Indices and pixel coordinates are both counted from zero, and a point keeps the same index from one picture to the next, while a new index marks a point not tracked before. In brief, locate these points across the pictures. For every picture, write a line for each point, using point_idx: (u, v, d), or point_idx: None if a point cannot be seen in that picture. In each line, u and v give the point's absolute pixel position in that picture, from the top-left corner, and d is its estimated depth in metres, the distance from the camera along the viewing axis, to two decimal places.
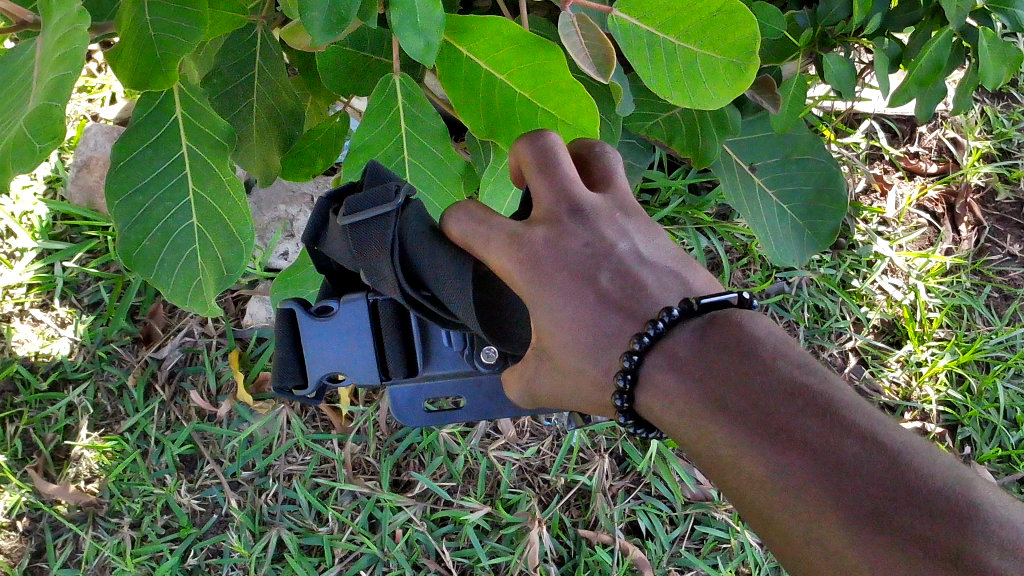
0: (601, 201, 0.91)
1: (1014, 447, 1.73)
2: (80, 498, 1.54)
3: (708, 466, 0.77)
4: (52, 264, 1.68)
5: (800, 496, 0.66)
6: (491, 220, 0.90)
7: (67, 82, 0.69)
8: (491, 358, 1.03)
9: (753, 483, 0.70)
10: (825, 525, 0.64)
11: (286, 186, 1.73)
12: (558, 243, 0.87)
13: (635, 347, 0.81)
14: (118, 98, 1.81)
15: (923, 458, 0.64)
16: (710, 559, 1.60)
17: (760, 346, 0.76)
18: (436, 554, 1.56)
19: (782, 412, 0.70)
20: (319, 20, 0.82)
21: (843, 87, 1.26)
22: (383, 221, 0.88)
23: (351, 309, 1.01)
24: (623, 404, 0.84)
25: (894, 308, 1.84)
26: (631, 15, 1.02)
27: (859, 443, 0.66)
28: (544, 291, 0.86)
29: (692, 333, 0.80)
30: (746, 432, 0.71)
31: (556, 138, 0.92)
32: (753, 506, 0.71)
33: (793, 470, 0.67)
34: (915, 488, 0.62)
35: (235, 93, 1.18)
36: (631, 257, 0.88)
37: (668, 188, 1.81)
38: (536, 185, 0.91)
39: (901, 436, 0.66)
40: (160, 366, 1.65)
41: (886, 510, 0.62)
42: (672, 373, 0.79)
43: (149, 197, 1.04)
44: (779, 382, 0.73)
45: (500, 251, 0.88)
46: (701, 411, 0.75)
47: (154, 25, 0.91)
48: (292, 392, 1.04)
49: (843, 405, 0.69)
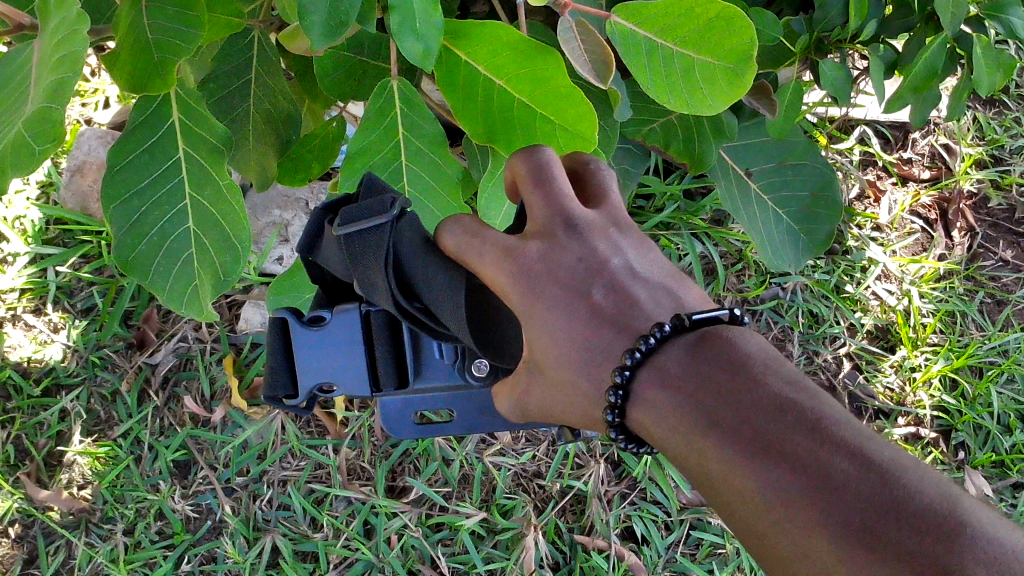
0: (594, 217, 0.91)
1: (1008, 452, 1.74)
2: (73, 504, 1.53)
3: (698, 483, 0.76)
4: (45, 270, 1.67)
5: (791, 511, 0.66)
6: (485, 232, 0.90)
7: (66, 85, 0.69)
8: (482, 371, 1.04)
9: (743, 499, 0.70)
10: (813, 539, 0.64)
11: (280, 191, 1.73)
12: (550, 257, 0.88)
13: (627, 363, 0.81)
14: (112, 102, 1.81)
15: (912, 475, 0.64)
16: (706, 565, 1.60)
17: (751, 362, 0.77)
18: (431, 560, 1.55)
19: (774, 429, 0.70)
20: (318, 24, 0.82)
21: (839, 93, 1.27)
22: (378, 232, 0.88)
23: (344, 319, 1.00)
24: (614, 420, 0.83)
25: (888, 314, 1.85)
26: (629, 21, 1.03)
27: (848, 459, 0.66)
28: (538, 303, 0.86)
29: (683, 348, 0.80)
30: (737, 449, 0.71)
31: (552, 153, 0.93)
32: (743, 521, 0.71)
33: (783, 485, 0.67)
34: (903, 503, 0.62)
35: (231, 97, 1.18)
36: (624, 272, 0.88)
37: (664, 194, 1.81)
38: (531, 199, 0.92)
39: (889, 453, 0.67)
40: (154, 371, 1.64)
41: (874, 524, 0.62)
42: (663, 389, 0.79)
43: (146, 200, 1.03)
44: (769, 398, 0.73)
45: (494, 264, 0.88)
46: (692, 427, 0.75)
47: (152, 29, 0.91)
48: (282, 402, 1.03)
49: (833, 422, 0.69)
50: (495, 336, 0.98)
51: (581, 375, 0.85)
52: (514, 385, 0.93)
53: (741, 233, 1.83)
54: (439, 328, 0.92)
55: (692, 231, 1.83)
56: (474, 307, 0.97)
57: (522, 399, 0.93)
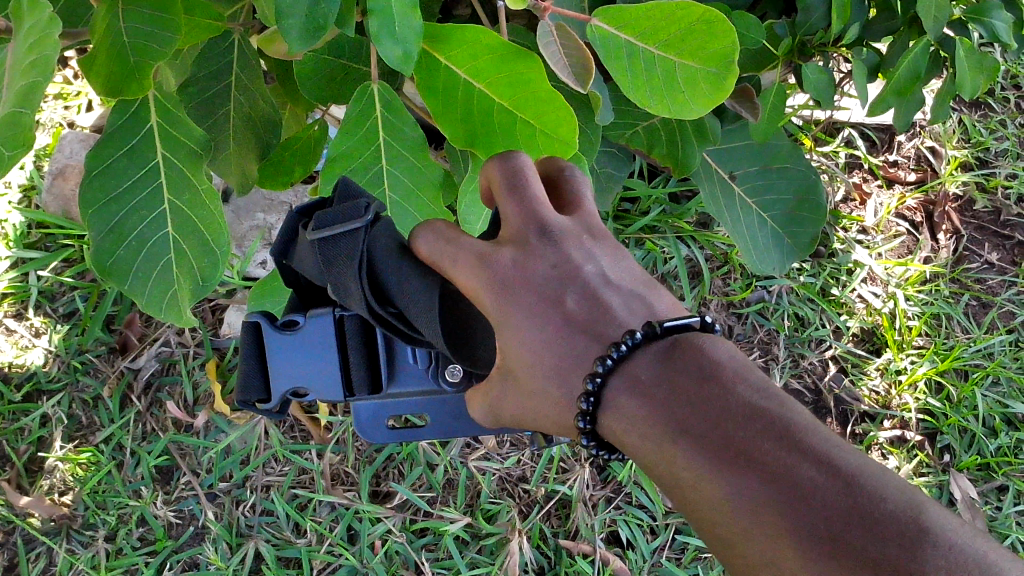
0: (568, 224, 0.91)
1: (993, 455, 1.74)
2: (53, 511, 1.52)
3: (667, 489, 0.76)
4: (26, 273, 1.66)
5: (759, 519, 0.66)
6: (459, 239, 0.89)
7: (36, 89, 0.69)
8: (455, 377, 1.03)
9: (711, 505, 0.70)
10: (782, 546, 0.64)
11: (264, 195, 1.72)
12: (525, 266, 0.87)
13: (598, 370, 0.81)
14: (95, 105, 1.80)
15: (878, 482, 0.64)
16: (691, 569, 1.60)
17: (721, 369, 0.77)
18: (415, 565, 1.55)
19: (743, 436, 0.70)
20: (296, 27, 0.81)
21: (822, 96, 1.27)
22: (352, 236, 0.88)
23: (317, 324, 1.00)
24: (586, 427, 0.83)
25: (874, 317, 1.84)
26: (610, 25, 1.02)
27: (815, 467, 0.66)
28: (511, 312, 0.86)
29: (653, 356, 0.80)
30: (706, 457, 0.71)
31: (528, 159, 0.92)
32: (712, 528, 0.71)
33: (751, 493, 0.67)
34: (871, 512, 0.63)
35: (211, 102, 1.17)
36: (597, 280, 0.89)
37: (649, 196, 1.81)
38: (505, 204, 0.91)
39: (856, 460, 0.67)
40: (136, 376, 1.63)
41: (842, 535, 0.62)
42: (633, 396, 0.79)
43: (124, 205, 1.02)
44: (738, 404, 0.73)
45: (467, 272, 0.87)
46: (662, 433, 0.75)
47: (129, 32, 0.90)
48: (255, 406, 1.02)
49: (802, 429, 0.69)
50: (469, 346, 0.97)
51: (553, 381, 0.87)
52: (487, 393, 0.92)
53: (726, 236, 1.83)
54: (415, 336, 0.91)
55: (677, 234, 1.82)
56: (448, 314, 0.95)
57: (495, 407, 0.92)
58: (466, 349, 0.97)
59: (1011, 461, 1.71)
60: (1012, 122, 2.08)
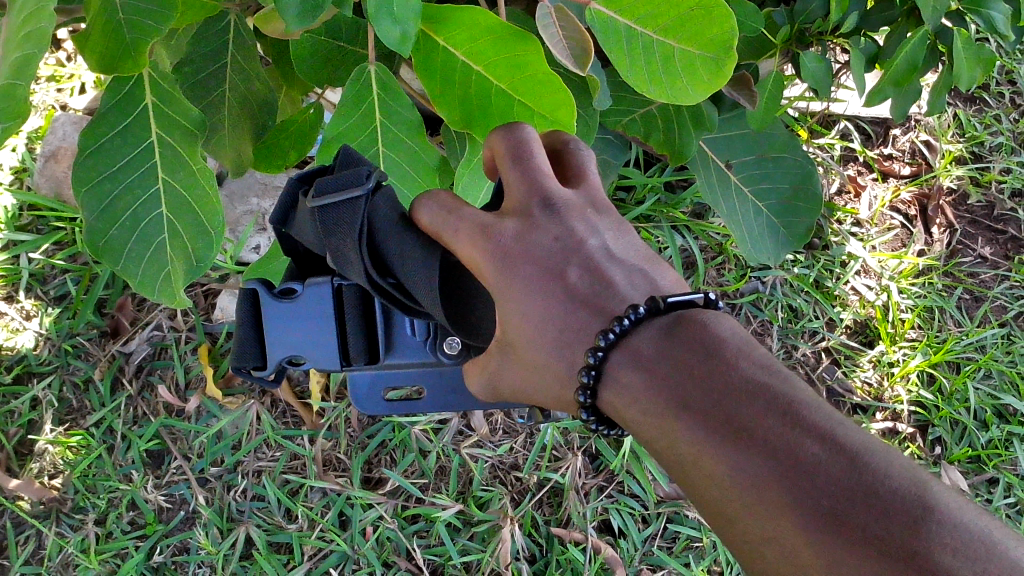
0: (572, 197, 0.91)
1: (984, 447, 1.74)
2: (43, 494, 1.51)
3: (668, 465, 0.77)
4: (17, 256, 1.65)
5: (762, 494, 0.67)
6: (460, 210, 0.89)
7: (29, 61, 0.68)
8: (453, 350, 1.03)
9: (713, 481, 0.71)
10: (783, 522, 0.65)
11: (259, 179, 1.71)
12: (527, 237, 0.87)
13: (600, 344, 0.82)
14: (88, 87, 1.78)
15: (881, 458, 0.65)
16: (682, 558, 1.60)
17: (723, 345, 0.77)
18: (406, 552, 1.54)
19: (746, 412, 0.71)
20: (293, 5, 0.80)
21: (819, 84, 1.26)
22: (353, 204, 0.87)
23: (315, 291, 1.00)
24: (586, 401, 0.84)
25: (867, 309, 1.85)
26: (610, 8, 1.02)
27: (818, 442, 0.67)
28: (513, 284, 0.87)
29: (656, 330, 0.81)
30: (709, 432, 0.72)
31: (532, 131, 0.91)
32: (712, 502, 0.72)
33: (753, 468, 0.68)
34: (873, 488, 0.63)
35: (207, 82, 1.16)
36: (601, 254, 0.89)
37: (645, 185, 1.81)
38: (508, 175, 0.91)
39: (858, 437, 0.67)
40: (127, 360, 1.62)
41: (844, 510, 0.63)
42: (636, 370, 0.80)
43: (117, 184, 1.01)
44: (741, 380, 0.74)
45: (469, 243, 0.87)
46: (665, 410, 0.76)
47: (123, 8, 0.89)
48: (251, 373, 1.02)
49: (804, 405, 0.70)
50: (467, 316, 0.98)
51: (554, 355, 0.87)
52: (485, 365, 0.94)
53: (720, 227, 1.83)
54: (412, 305, 0.92)
55: (671, 224, 1.83)
56: (450, 286, 0.96)
57: (494, 378, 0.94)
58: (464, 320, 0.98)
59: (1001, 453, 1.72)
60: (1006, 117, 2.08)
